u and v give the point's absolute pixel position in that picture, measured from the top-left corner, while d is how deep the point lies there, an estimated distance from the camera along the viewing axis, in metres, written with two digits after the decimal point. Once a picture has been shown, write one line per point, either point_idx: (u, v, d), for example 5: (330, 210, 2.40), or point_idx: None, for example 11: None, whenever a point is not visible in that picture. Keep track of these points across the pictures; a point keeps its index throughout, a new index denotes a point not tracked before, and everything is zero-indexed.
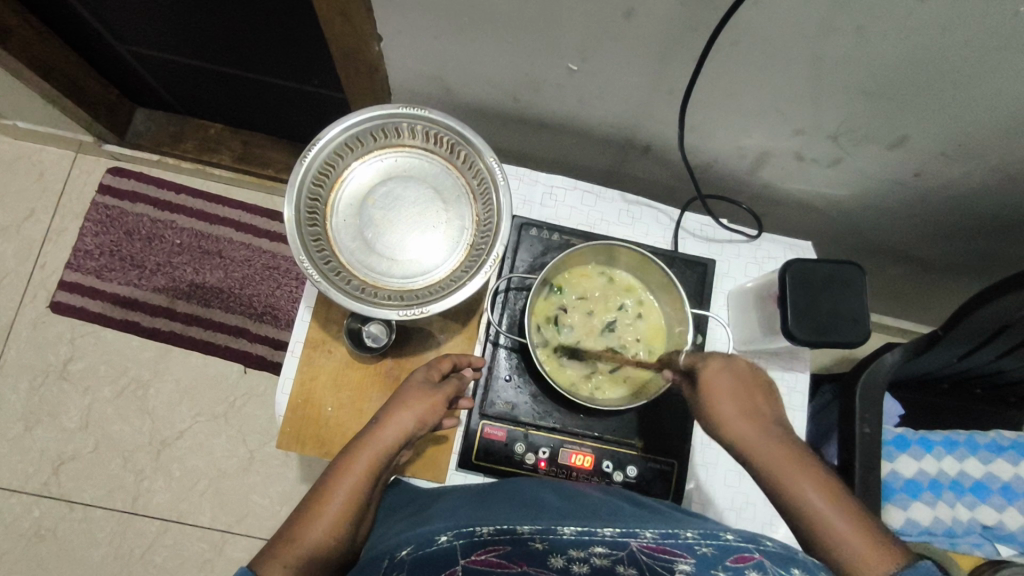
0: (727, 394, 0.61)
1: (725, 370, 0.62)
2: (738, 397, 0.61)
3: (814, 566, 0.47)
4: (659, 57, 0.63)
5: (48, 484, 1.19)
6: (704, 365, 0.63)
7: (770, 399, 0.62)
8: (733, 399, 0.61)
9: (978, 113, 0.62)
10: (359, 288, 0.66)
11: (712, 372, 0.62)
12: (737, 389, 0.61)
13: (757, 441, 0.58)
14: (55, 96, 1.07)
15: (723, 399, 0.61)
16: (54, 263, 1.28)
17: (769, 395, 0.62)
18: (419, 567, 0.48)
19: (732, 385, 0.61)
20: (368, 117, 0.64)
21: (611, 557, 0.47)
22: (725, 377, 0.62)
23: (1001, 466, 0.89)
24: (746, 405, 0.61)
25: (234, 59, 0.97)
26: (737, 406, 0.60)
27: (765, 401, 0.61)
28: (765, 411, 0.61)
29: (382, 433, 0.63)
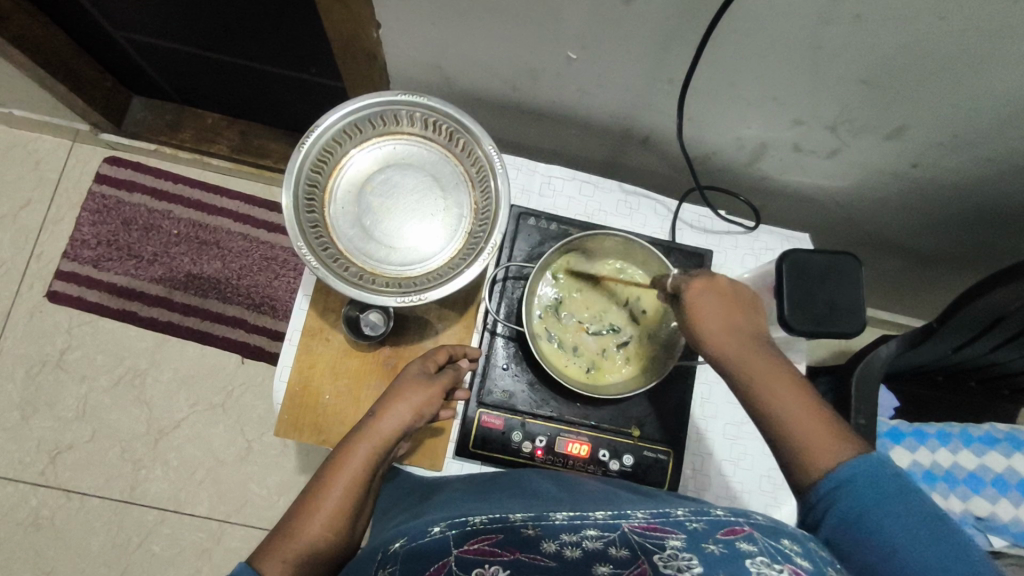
0: (712, 309, 0.59)
1: (708, 288, 0.61)
2: (722, 312, 0.59)
3: (806, 539, 0.49)
4: (658, 46, 0.63)
5: (46, 473, 1.20)
6: (687, 285, 0.62)
7: (753, 313, 0.61)
8: (719, 312, 0.59)
9: (975, 103, 0.63)
10: (357, 275, 0.66)
11: (695, 289, 0.61)
12: (721, 303, 0.60)
13: (741, 352, 0.57)
14: (51, 83, 1.06)
15: (709, 311, 0.59)
16: (50, 252, 1.27)
17: (754, 309, 0.61)
18: (411, 557, 0.47)
19: (717, 299, 0.60)
20: (367, 103, 0.64)
21: (603, 539, 0.47)
22: (708, 293, 0.60)
23: (993, 458, 0.90)
24: (729, 318, 0.59)
25: (231, 47, 0.97)
26: (722, 320, 0.59)
27: (748, 314, 0.60)
28: (749, 325, 0.59)
29: (378, 426, 0.63)
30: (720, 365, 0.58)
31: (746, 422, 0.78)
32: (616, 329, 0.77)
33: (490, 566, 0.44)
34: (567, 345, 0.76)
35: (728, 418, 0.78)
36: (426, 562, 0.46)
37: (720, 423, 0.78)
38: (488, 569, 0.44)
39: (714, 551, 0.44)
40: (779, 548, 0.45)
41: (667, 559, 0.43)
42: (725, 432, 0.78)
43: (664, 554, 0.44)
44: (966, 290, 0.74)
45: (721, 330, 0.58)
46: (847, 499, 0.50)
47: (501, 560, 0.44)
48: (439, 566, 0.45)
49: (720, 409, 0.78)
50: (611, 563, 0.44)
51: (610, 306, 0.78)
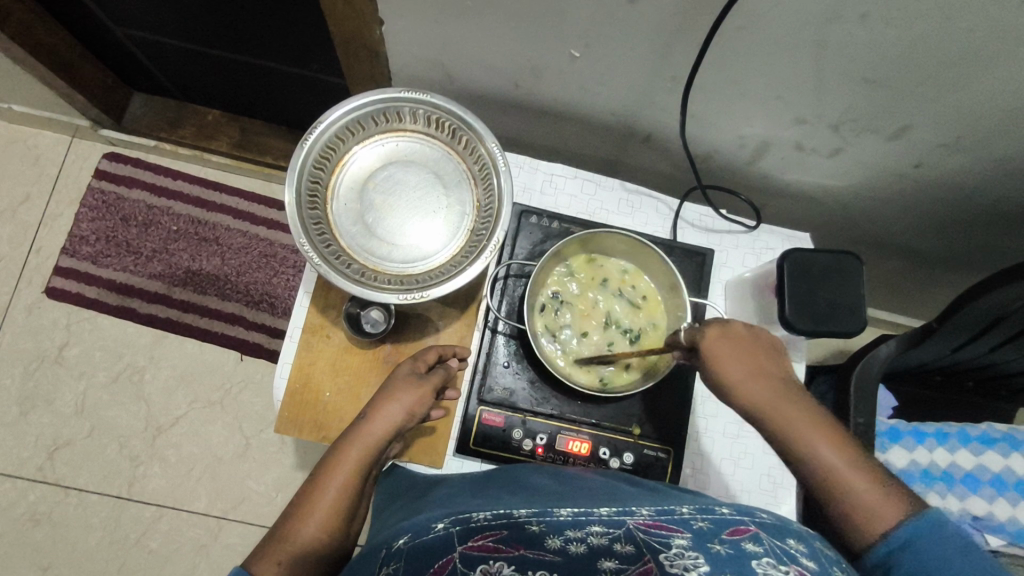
0: (736, 362, 0.59)
1: (724, 337, 0.60)
2: (746, 364, 0.59)
3: (812, 538, 0.49)
4: (662, 43, 0.63)
5: (43, 469, 1.19)
6: (703, 335, 0.61)
7: (777, 357, 0.60)
8: (743, 363, 0.58)
9: (978, 104, 0.63)
10: (359, 272, 0.66)
11: (714, 340, 0.60)
12: (743, 356, 0.59)
13: (772, 404, 0.57)
14: (51, 78, 1.06)
15: (732, 364, 0.59)
16: (49, 248, 1.27)
17: (775, 353, 0.60)
18: (415, 554, 0.47)
19: (740, 351, 0.59)
20: (370, 100, 0.64)
21: (608, 535, 0.47)
22: (727, 343, 0.60)
23: (991, 458, 0.90)
24: (756, 371, 0.58)
25: (233, 43, 0.97)
26: (748, 370, 0.58)
27: (772, 363, 0.59)
28: (774, 371, 0.59)
29: (371, 426, 0.63)
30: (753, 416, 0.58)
31: (747, 421, 0.78)
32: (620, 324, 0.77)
33: (495, 562, 0.44)
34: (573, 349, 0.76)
35: (728, 416, 0.78)
36: (430, 559, 0.46)
37: (721, 421, 0.78)
38: (493, 566, 0.43)
39: (721, 551, 0.43)
40: (784, 548, 0.45)
41: (674, 556, 0.43)
42: (725, 431, 0.78)
43: (670, 553, 0.43)
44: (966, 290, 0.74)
45: (747, 383, 0.58)
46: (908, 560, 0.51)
47: (506, 556, 0.44)
48: (443, 564, 0.45)
49: (720, 407, 0.78)
50: (616, 558, 0.43)
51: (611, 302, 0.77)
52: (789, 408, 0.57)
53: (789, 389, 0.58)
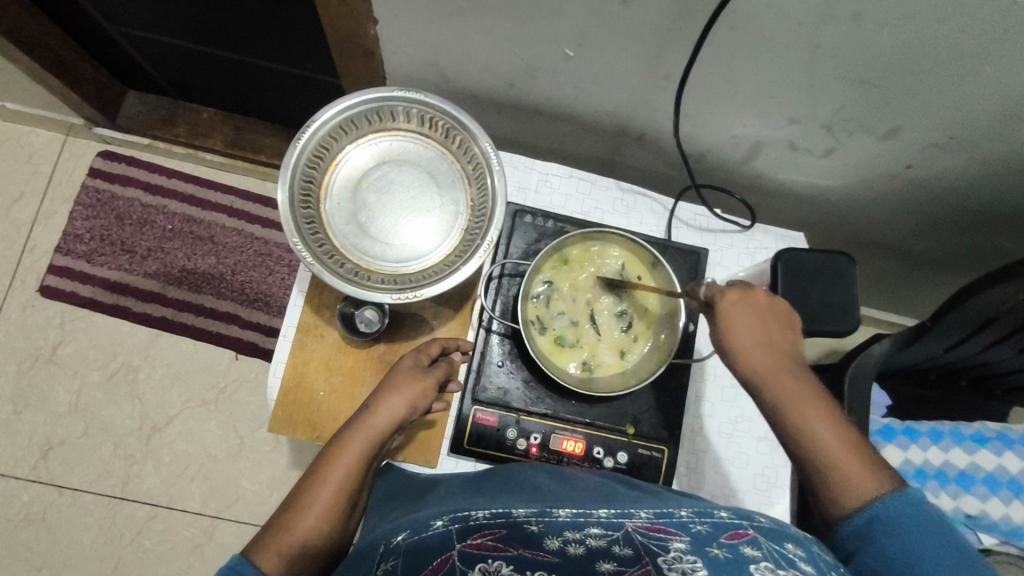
0: (748, 326, 0.59)
1: (740, 303, 0.60)
2: (757, 329, 0.59)
3: (809, 544, 0.49)
4: (655, 43, 0.63)
5: (37, 469, 1.19)
6: (721, 296, 0.60)
7: (790, 330, 0.60)
8: (755, 328, 0.59)
9: (971, 105, 0.63)
10: (352, 271, 0.66)
11: (730, 303, 0.60)
12: (757, 320, 0.59)
13: (775, 372, 0.57)
14: (45, 76, 1.05)
15: (744, 327, 0.59)
16: (43, 246, 1.27)
17: (789, 325, 0.60)
18: (413, 551, 0.47)
19: (752, 316, 0.59)
20: (363, 99, 0.64)
21: (606, 538, 0.47)
22: (742, 308, 0.59)
23: (984, 457, 0.91)
24: (767, 337, 0.59)
25: (227, 42, 0.97)
26: (759, 336, 0.58)
27: (786, 332, 0.59)
28: (784, 342, 0.59)
29: (372, 419, 0.63)
30: (752, 384, 0.59)
31: (740, 421, 0.78)
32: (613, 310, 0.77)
33: (493, 561, 0.43)
34: (566, 343, 0.76)
35: (722, 416, 0.78)
36: (428, 556, 0.46)
37: (714, 421, 0.78)
38: (491, 565, 0.43)
39: (719, 555, 0.43)
40: (782, 553, 0.45)
41: (672, 560, 0.43)
42: (719, 430, 0.78)
43: (668, 556, 0.43)
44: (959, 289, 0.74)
45: (756, 348, 0.58)
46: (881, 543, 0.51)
47: (504, 555, 0.44)
48: (442, 561, 0.45)
49: (714, 407, 0.79)
50: (614, 561, 0.43)
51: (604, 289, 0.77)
52: (791, 379, 0.57)
53: (794, 363, 0.58)
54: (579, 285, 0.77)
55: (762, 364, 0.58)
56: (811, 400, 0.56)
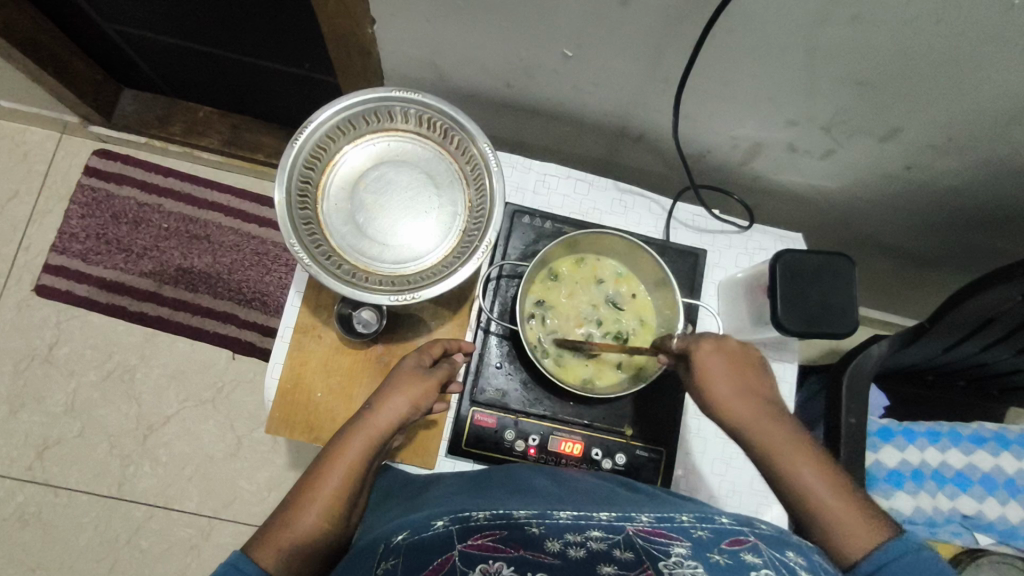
0: (725, 378, 0.60)
1: (714, 352, 0.60)
2: (735, 379, 0.60)
3: (809, 550, 0.49)
4: (654, 43, 0.63)
5: (33, 469, 1.18)
6: (696, 347, 0.61)
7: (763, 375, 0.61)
8: (732, 379, 0.60)
9: (970, 106, 0.63)
10: (350, 272, 0.65)
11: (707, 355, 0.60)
12: (730, 369, 0.60)
13: (758, 422, 0.58)
14: (40, 74, 1.05)
15: (722, 381, 0.59)
16: (39, 245, 1.26)
17: (761, 371, 0.62)
18: (414, 550, 0.47)
19: (727, 365, 0.60)
20: (361, 100, 0.64)
21: (608, 541, 0.46)
22: (719, 358, 0.60)
23: (980, 457, 0.91)
24: (741, 385, 0.60)
25: (223, 40, 0.96)
26: (736, 387, 0.59)
27: (758, 379, 0.61)
28: (760, 388, 0.60)
29: (376, 417, 0.62)
30: (736, 433, 0.60)
31: None
32: (609, 324, 0.78)
33: (494, 561, 0.43)
34: (568, 355, 0.76)
35: None
36: (429, 556, 0.46)
37: (713, 422, 0.78)
38: (492, 566, 0.42)
39: (720, 561, 0.43)
40: (783, 560, 0.45)
41: (672, 564, 0.42)
42: (717, 431, 0.78)
43: (669, 561, 0.43)
44: (958, 291, 0.74)
45: (736, 401, 0.59)
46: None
47: (505, 556, 0.44)
48: (443, 560, 0.44)
49: None
50: (615, 564, 0.43)
51: (597, 304, 0.78)
52: (774, 425, 0.58)
53: (772, 408, 0.59)
54: (575, 297, 0.78)
55: (744, 415, 0.58)
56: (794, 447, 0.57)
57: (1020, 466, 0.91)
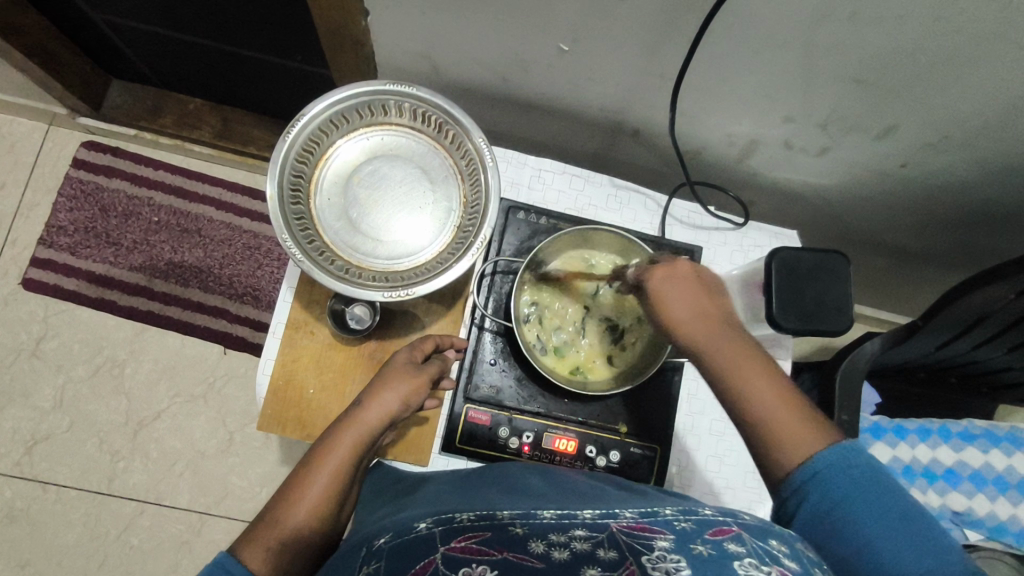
0: (682, 296, 0.56)
1: (672, 272, 0.58)
2: (690, 297, 0.56)
3: (793, 537, 0.48)
4: (651, 39, 0.62)
5: (21, 464, 1.17)
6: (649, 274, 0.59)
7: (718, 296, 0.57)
8: (698, 296, 0.56)
9: (967, 105, 0.63)
10: (343, 269, 0.64)
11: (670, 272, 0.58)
12: (686, 288, 0.56)
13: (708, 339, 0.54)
14: (26, 65, 1.03)
15: (682, 295, 0.56)
16: (25, 239, 1.24)
17: (721, 295, 0.57)
18: (397, 554, 0.46)
19: (684, 285, 0.57)
20: (354, 93, 0.63)
21: (591, 540, 0.46)
22: (676, 280, 0.57)
23: (971, 454, 0.91)
24: (697, 306, 0.56)
25: (212, 31, 0.95)
26: (697, 304, 0.56)
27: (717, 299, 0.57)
28: (717, 311, 0.56)
29: (366, 414, 0.62)
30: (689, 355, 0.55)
31: None
32: (605, 316, 0.77)
33: (477, 564, 0.42)
34: (566, 351, 0.76)
35: (714, 414, 0.78)
36: (412, 559, 0.45)
37: (707, 419, 0.78)
38: (475, 569, 0.42)
39: (703, 551, 0.43)
40: (767, 549, 0.44)
41: (656, 560, 0.42)
42: (711, 429, 0.78)
43: (652, 556, 0.42)
44: (952, 290, 0.74)
45: (691, 316, 0.55)
46: (819, 492, 0.48)
47: (489, 559, 0.43)
48: (426, 564, 0.43)
49: (707, 405, 0.79)
50: (599, 565, 0.42)
51: (594, 296, 0.77)
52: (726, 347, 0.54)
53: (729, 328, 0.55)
54: (569, 295, 0.77)
55: (700, 330, 0.54)
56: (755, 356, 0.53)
57: (1010, 463, 0.91)
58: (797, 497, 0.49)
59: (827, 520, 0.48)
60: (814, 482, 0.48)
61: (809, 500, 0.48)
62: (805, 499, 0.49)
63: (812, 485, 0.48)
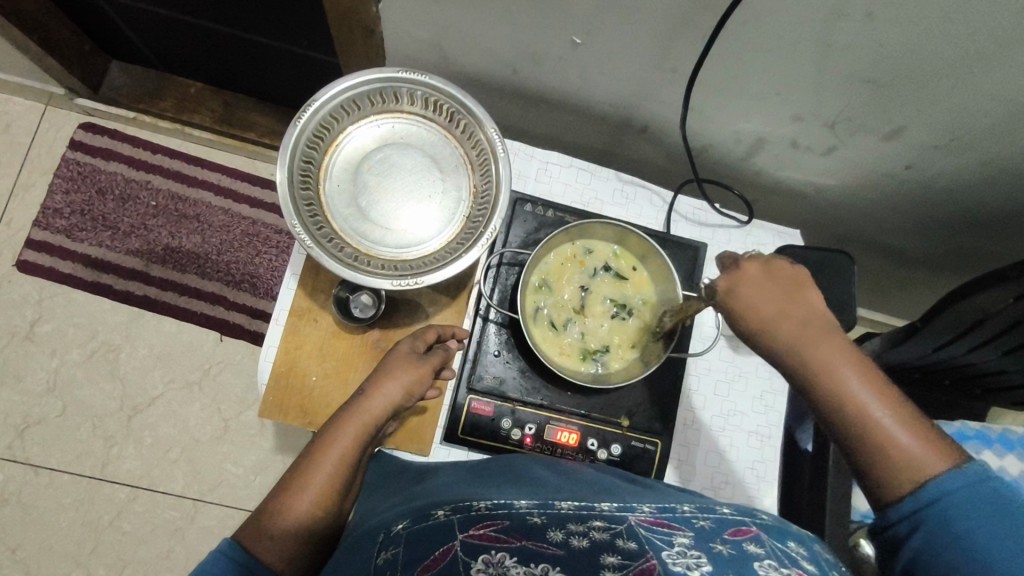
0: (769, 298, 0.56)
1: (762, 272, 0.58)
2: (778, 299, 0.56)
3: (810, 540, 0.49)
4: (664, 34, 0.62)
5: (12, 448, 1.16)
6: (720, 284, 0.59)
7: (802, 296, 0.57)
8: (780, 296, 0.56)
9: (973, 108, 0.63)
10: (351, 256, 0.64)
11: (747, 275, 0.58)
12: (775, 289, 0.57)
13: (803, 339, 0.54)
14: (24, 42, 1.01)
15: (765, 297, 0.56)
16: (21, 220, 1.22)
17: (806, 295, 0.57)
18: (413, 540, 0.46)
19: (774, 286, 0.57)
20: (367, 79, 0.62)
21: (610, 531, 0.46)
22: (762, 284, 0.57)
23: (988, 458, 0.85)
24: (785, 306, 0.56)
25: (217, 14, 0.94)
26: (779, 305, 0.56)
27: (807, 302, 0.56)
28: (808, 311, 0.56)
29: (368, 404, 0.62)
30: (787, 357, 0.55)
31: (733, 415, 0.79)
32: (610, 297, 0.77)
33: (497, 552, 0.42)
34: (581, 338, 0.76)
35: (715, 409, 0.79)
36: (430, 545, 0.45)
37: (708, 414, 0.79)
38: (495, 557, 0.42)
39: (724, 551, 0.43)
40: (785, 551, 0.45)
41: (677, 554, 0.42)
42: (712, 424, 0.79)
43: (673, 551, 0.43)
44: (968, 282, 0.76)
45: (781, 317, 0.55)
46: (931, 521, 0.48)
47: (508, 547, 0.43)
48: (444, 551, 0.43)
49: (708, 400, 0.79)
50: (619, 554, 0.42)
51: (591, 279, 0.77)
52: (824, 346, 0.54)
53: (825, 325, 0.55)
54: (572, 282, 0.77)
55: (787, 333, 0.55)
56: (846, 357, 0.53)
57: None
58: (910, 522, 0.49)
59: (940, 554, 0.47)
60: (927, 510, 0.48)
61: (923, 529, 0.48)
62: (915, 528, 0.49)
63: (924, 513, 0.48)
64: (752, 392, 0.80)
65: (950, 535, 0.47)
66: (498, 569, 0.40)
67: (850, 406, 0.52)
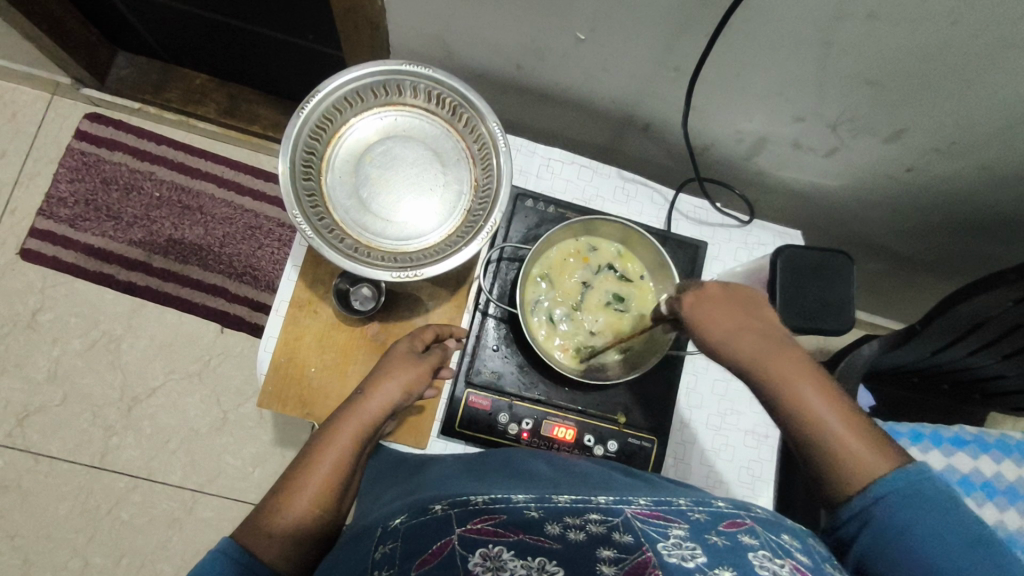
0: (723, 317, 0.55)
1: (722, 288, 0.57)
2: (734, 316, 0.55)
3: (804, 533, 0.49)
4: (669, 31, 0.62)
5: (13, 435, 1.17)
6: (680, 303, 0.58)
7: (758, 309, 0.56)
8: (739, 314, 0.55)
9: (976, 111, 0.63)
10: (351, 247, 0.64)
11: (710, 293, 0.57)
12: (730, 307, 0.55)
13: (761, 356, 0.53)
14: (32, 31, 1.01)
15: (721, 314, 0.55)
16: (26, 209, 1.23)
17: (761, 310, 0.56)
18: (411, 533, 0.47)
19: (729, 303, 0.56)
20: (370, 72, 0.63)
21: (606, 524, 0.46)
22: (717, 303, 0.56)
23: (986, 463, 0.84)
24: (740, 322, 0.55)
25: (225, 6, 0.94)
26: (735, 321, 0.55)
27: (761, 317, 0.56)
28: (765, 328, 0.55)
29: (367, 403, 0.62)
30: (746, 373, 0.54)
31: (731, 413, 0.79)
32: (611, 294, 0.77)
33: (494, 546, 0.42)
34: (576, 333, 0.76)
35: (712, 408, 0.79)
36: (429, 539, 0.45)
37: (706, 412, 0.79)
38: (492, 550, 0.42)
39: (718, 542, 0.43)
40: (779, 543, 0.45)
41: (673, 546, 0.42)
42: (709, 422, 0.79)
43: (668, 543, 0.43)
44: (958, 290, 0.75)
45: (737, 335, 0.54)
46: (877, 519, 0.48)
47: (506, 540, 0.43)
48: (442, 545, 0.43)
49: (705, 400, 0.79)
50: (615, 547, 0.42)
51: (595, 276, 0.77)
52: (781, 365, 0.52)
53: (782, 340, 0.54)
54: (573, 277, 0.77)
55: (744, 351, 0.54)
56: (801, 371, 0.53)
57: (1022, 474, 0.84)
58: (857, 523, 0.49)
59: (886, 554, 0.48)
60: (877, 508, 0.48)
61: (868, 529, 0.49)
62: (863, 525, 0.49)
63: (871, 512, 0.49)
64: (750, 390, 0.80)
65: (894, 532, 0.48)
66: (496, 562, 0.40)
67: (806, 420, 0.51)
